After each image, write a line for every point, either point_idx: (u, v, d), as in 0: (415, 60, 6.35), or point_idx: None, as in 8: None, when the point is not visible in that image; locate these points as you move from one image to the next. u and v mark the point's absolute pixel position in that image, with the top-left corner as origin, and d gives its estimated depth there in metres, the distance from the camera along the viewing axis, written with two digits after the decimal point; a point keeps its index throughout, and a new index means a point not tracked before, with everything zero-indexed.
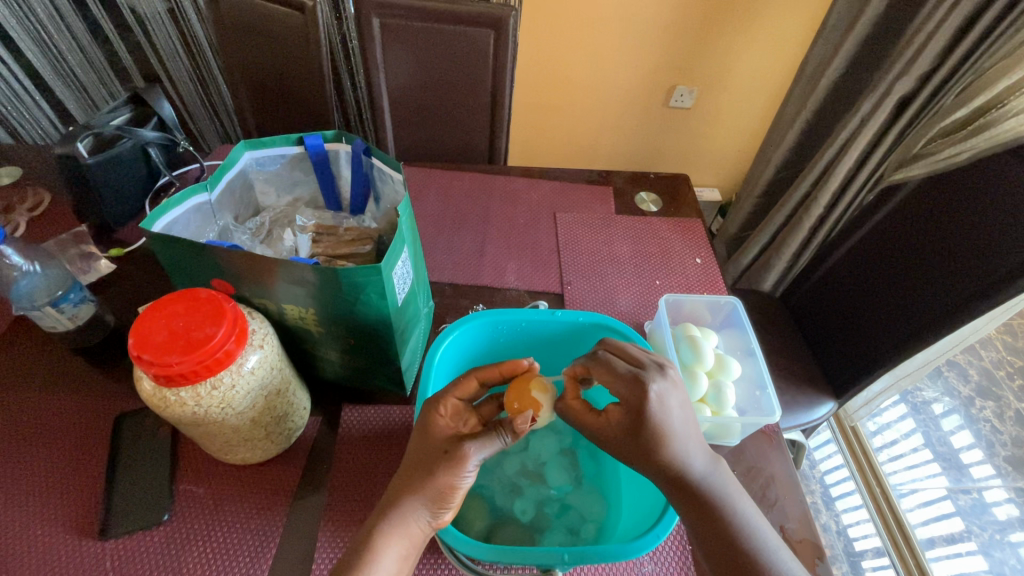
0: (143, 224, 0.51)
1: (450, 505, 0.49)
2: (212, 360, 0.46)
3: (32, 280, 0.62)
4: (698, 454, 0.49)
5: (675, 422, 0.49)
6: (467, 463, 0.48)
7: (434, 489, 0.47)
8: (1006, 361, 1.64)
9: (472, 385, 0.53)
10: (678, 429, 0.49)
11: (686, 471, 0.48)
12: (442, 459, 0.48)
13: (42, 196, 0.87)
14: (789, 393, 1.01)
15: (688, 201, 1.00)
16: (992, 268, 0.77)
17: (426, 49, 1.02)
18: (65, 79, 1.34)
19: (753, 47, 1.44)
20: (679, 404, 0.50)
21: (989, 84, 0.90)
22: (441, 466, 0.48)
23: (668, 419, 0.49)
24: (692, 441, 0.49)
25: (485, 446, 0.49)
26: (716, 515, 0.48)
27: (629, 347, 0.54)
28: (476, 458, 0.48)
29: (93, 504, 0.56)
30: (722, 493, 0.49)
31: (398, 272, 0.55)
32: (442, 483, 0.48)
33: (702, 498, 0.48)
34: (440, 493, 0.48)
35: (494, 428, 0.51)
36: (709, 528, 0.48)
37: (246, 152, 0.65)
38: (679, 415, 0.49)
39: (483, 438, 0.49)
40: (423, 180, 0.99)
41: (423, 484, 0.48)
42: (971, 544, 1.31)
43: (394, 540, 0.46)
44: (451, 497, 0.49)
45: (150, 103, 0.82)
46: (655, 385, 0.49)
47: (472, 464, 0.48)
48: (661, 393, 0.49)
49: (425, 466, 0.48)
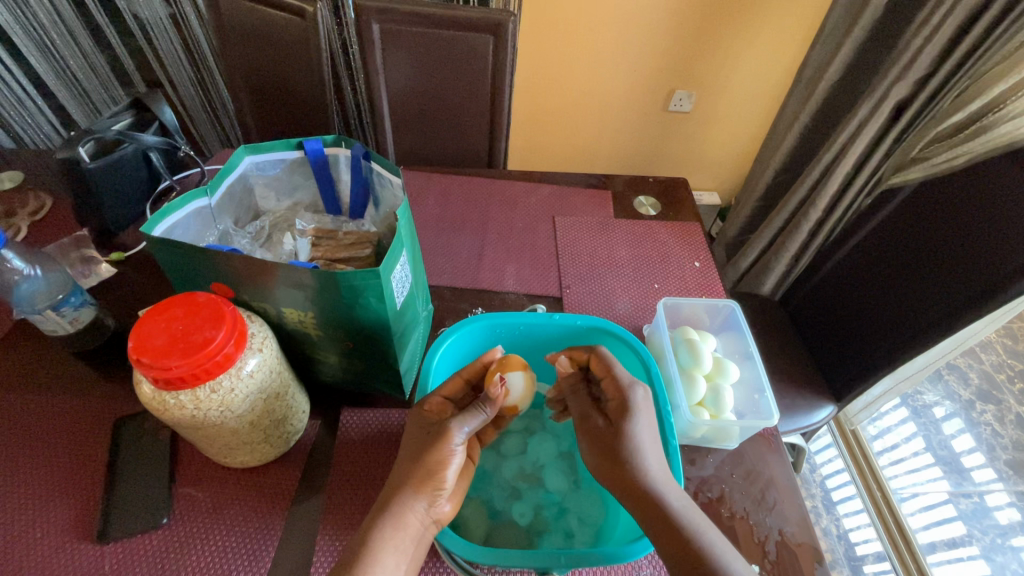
0: (144, 228, 0.51)
1: (442, 487, 0.49)
2: (212, 363, 0.46)
3: (33, 285, 0.62)
4: (667, 482, 0.51)
5: (642, 434, 0.53)
6: (450, 437, 0.50)
7: (423, 470, 0.49)
8: (1006, 365, 1.64)
9: (456, 384, 0.57)
10: (644, 442, 0.52)
11: (651, 487, 0.50)
12: (429, 440, 0.51)
13: (43, 200, 0.88)
14: (788, 396, 1.01)
15: (687, 205, 1.00)
16: (991, 271, 0.77)
17: (426, 55, 1.03)
18: (67, 85, 1.35)
19: (751, 52, 1.44)
20: (652, 418, 0.55)
21: (987, 89, 0.91)
22: (429, 447, 0.50)
23: (640, 429, 0.53)
24: (658, 468, 0.51)
25: (468, 421, 0.52)
26: (685, 540, 0.47)
27: (617, 362, 0.57)
28: (461, 431, 0.51)
29: (92, 508, 0.56)
30: (689, 518, 0.49)
31: (396, 275, 0.55)
32: (432, 463, 0.49)
33: (670, 526, 0.48)
34: (429, 474, 0.49)
35: (474, 404, 0.54)
36: (676, 550, 0.47)
37: (246, 156, 0.66)
38: (647, 429, 0.53)
39: (466, 413, 0.53)
40: (423, 184, 0.99)
41: (417, 469, 0.49)
42: (972, 548, 1.31)
43: (392, 531, 0.46)
44: (440, 479, 0.49)
45: (151, 108, 0.83)
46: (638, 393, 0.55)
47: (458, 439, 0.51)
48: (645, 398, 0.55)
49: (417, 452, 0.51)
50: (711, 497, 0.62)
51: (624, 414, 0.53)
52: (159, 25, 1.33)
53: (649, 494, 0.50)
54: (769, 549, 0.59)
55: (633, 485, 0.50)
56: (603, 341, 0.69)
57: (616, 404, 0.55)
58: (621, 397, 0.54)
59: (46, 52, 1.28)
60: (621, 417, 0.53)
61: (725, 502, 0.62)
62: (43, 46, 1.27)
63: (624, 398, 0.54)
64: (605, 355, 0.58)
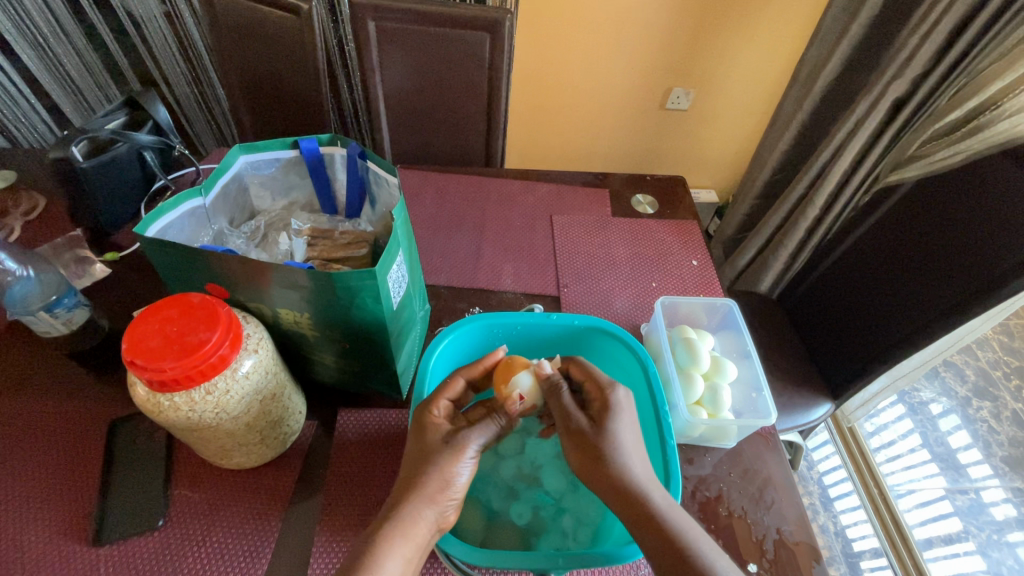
0: (137, 228, 0.50)
1: (453, 497, 0.50)
2: (206, 365, 0.46)
3: (26, 286, 0.62)
4: (651, 479, 0.51)
5: (625, 437, 0.53)
6: (465, 450, 0.52)
7: (437, 481, 0.49)
8: (1002, 362, 1.65)
9: (459, 385, 0.56)
10: (627, 444, 0.52)
11: (636, 487, 0.50)
12: (444, 448, 0.51)
13: (37, 200, 0.87)
14: (786, 394, 1.01)
15: (685, 203, 1.00)
16: (988, 268, 0.77)
17: (422, 53, 1.02)
18: (61, 83, 1.33)
19: (749, 50, 1.44)
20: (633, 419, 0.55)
21: (983, 86, 0.91)
22: (442, 456, 0.50)
23: (623, 430, 0.53)
24: (642, 468, 0.51)
25: (484, 433, 0.54)
26: (669, 533, 0.47)
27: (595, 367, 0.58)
28: (475, 444, 0.53)
29: (88, 510, 0.56)
30: (672, 516, 0.48)
31: (392, 275, 0.55)
32: (445, 474, 0.50)
33: (655, 519, 0.48)
34: (442, 484, 0.49)
35: (490, 415, 0.56)
36: (661, 545, 0.46)
37: (241, 156, 0.65)
38: (628, 433, 0.53)
39: (482, 425, 0.54)
40: (420, 183, 0.99)
41: (431, 475, 0.49)
42: (969, 544, 1.31)
43: (402, 540, 0.46)
44: (452, 489, 0.50)
45: (146, 106, 0.82)
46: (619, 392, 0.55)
47: (471, 451, 0.52)
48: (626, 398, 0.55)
49: (428, 458, 0.50)
50: (710, 496, 0.62)
51: (607, 412, 0.54)
52: (153, 23, 1.32)
53: (634, 493, 0.49)
54: (767, 548, 0.59)
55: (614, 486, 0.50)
56: (600, 340, 0.68)
57: (599, 404, 0.55)
58: (603, 396, 0.55)
59: (40, 50, 1.27)
60: (604, 415, 0.54)
61: (723, 500, 0.62)
62: (37, 44, 1.26)
63: (606, 397, 0.55)
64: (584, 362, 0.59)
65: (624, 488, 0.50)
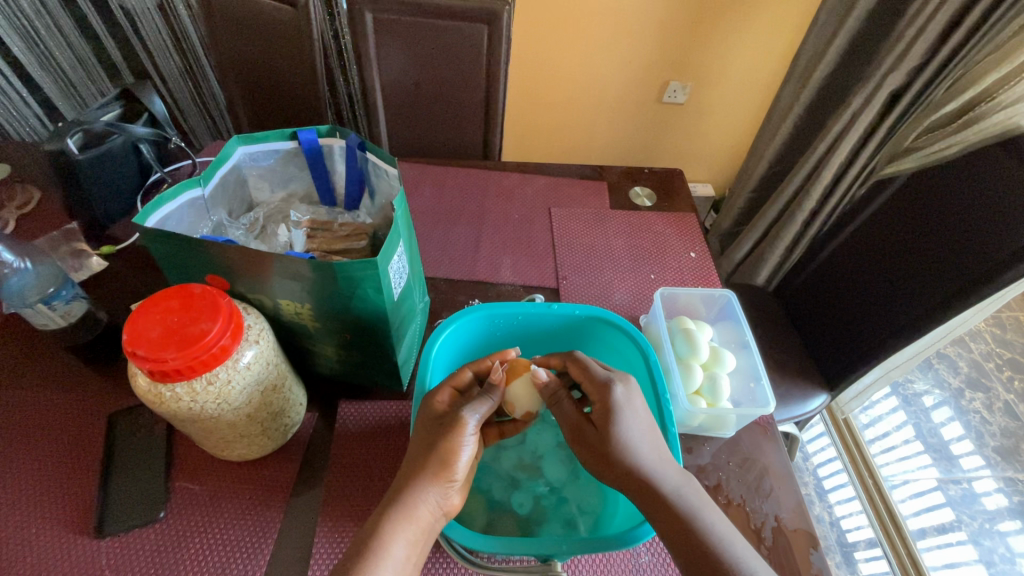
0: (137, 220, 0.50)
1: (454, 480, 0.50)
2: (208, 355, 0.46)
3: (23, 277, 0.60)
4: (666, 465, 0.51)
5: (635, 430, 0.53)
6: (466, 425, 0.51)
7: (437, 462, 0.49)
8: (994, 354, 1.66)
9: (466, 375, 0.57)
10: (636, 435, 0.52)
11: (653, 477, 0.50)
12: (442, 430, 0.51)
13: (31, 192, 0.87)
14: (782, 385, 1.02)
15: (682, 195, 1.00)
16: (984, 258, 0.78)
17: (418, 45, 1.02)
18: (53, 76, 1.30)
19: (745, 44, 1.44)
20: (643, 409, 0.55)
21: (977, 80, 0.91)
22: (443, 437, 0.50)
23: (631, 423, 0.53)
24: (655, 456, 0.52)
25: (478, 408, 0.53)
26: (683, 522, 0.48)
27: (593, 364, 0.58)
28: (473, 418, 0.52)
29: (89, 502, 0.56)
30: (687, 503, 0.49)
31: (393, 266, 0.55)
32: (445, 454, 0.49)
33: (667, 508, 0.49)
34: (443, 465, 0.49)
35: (482, 391, 0.56)
36: (676, 534, 0.48)
37: (239, 147, 0.65)
38: (640, 421, 0.54)
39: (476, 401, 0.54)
40: (418, 176, 0.99)
41: (431, 458, 0.49)
42: (961, 533, 1.33)
43: (405, 523, 0.46)
44: (453, 470, 0.50)
45: (141, 98, 0.82)
46: (618, 390, 0.54)
47: (471, 428, 0.51)
48: (626, 395, 0.54)
49: (429, 443, 0.50)
50: (709, 485, 0.63)
51: (608, 414, 0.53)
52: (147, 16, 1.31)
53: (652, 485, 0.50)
54: (765, 535, 0.59)
55: (630, 477, 0.51)
56: (600, 330, 0.69)
57: (600, 405, 0.54)
58: (603, 395, 0.54)
59: (30, 42, 1.24)
60: (605, 418, 0.53)
61: (722, 489, 0.63)
62: (27, 36, 1.23)
63: (606, 398, 0.54)
64: (583, 360, 0.58)
65: (638, 477, 0.50)
